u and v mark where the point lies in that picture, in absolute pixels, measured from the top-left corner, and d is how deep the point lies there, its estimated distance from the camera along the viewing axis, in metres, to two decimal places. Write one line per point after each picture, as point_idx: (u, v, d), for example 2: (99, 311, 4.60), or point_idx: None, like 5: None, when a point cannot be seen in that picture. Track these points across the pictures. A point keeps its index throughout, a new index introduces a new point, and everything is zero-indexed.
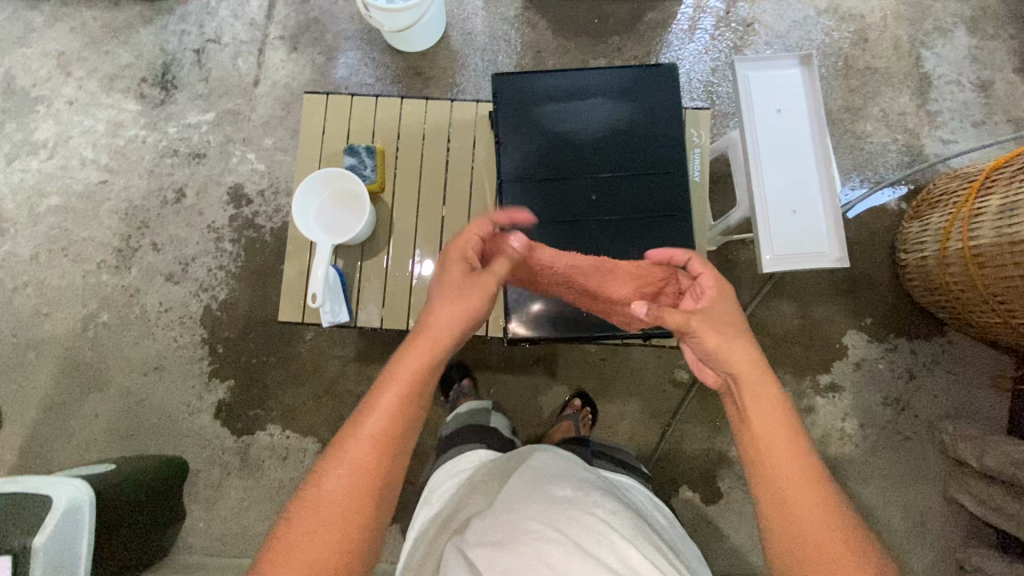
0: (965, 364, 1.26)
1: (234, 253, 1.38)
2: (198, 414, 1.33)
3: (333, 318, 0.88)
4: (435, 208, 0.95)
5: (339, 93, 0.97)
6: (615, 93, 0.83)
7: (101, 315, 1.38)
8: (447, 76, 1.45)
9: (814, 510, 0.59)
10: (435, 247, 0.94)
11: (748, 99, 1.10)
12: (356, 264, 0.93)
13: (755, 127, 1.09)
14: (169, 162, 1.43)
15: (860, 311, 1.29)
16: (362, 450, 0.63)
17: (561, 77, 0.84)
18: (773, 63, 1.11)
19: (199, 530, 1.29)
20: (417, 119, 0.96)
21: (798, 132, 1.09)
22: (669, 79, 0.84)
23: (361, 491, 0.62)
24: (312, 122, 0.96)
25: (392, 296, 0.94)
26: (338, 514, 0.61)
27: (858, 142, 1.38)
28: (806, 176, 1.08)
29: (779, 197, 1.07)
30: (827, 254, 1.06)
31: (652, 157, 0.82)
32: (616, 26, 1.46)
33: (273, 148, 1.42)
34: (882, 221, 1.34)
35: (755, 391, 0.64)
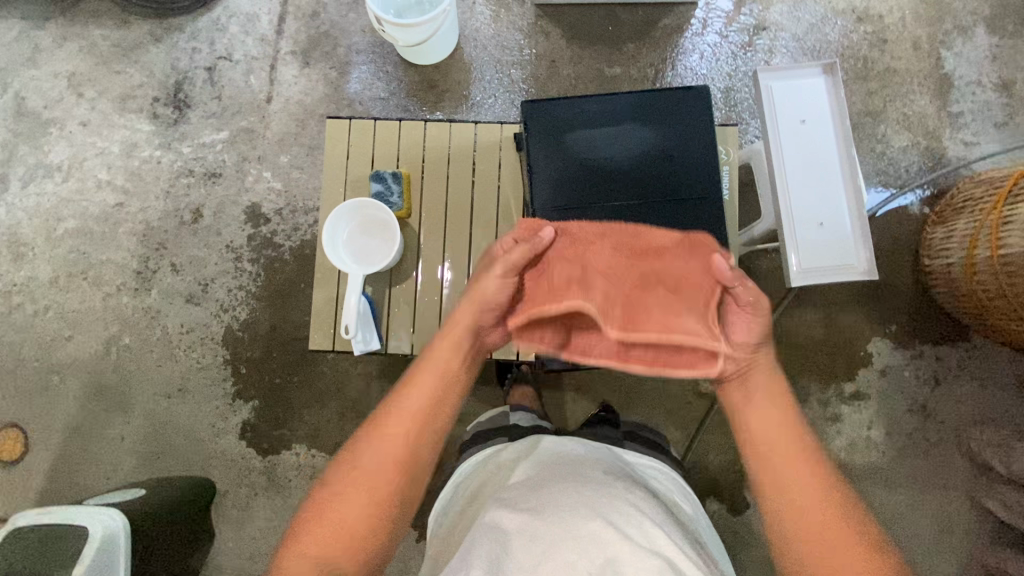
0: (991, 369, 1.25)
1: (254, 273, 1.38)
2: (223, 435, 1.34)
3: (365, 346, 0.88)
4: (462, 233, 0.95)
5: (362, 118, 0.96)
6: (643, 117, 0.83)
7: (123, 338, 1.38)
8: (461, 89, 1.44)
9: (808, 488, 0.63)
10: (463, 272, 0.94)
11: (771, 110, 1.09)
12: (385, 290, 0.93)
13: (780, 139, 1.08)
14: (185, 183, 1.42)
15: (884, 318, 1.29)
16: (397, 426, 0.67)
17: (587, 102, 0.83)
18: (796, 73, 1.10)
19: (228, 550, 1.30)
20: (442, 142, 0.96)
21: (823, 143, 1.08)
22: (695, 101, 0.83)
23: (394, 460, 0.66)
24: (336, 148, 0.95)
25: (421, 322, 0.93)
26: (367, 474, 0.66)
27: (878, 146, 1.37)
28: (832, 189, 1.07)
29: (806, 210, 1.06)
30: (854, 266, 1.05)
31: (683, 181, 0.82)
32: (631, 33, 1.44)
33: (289, 166, 1.41)
34: (905, 226, 1.33)
35: (793, 463, 0.64)
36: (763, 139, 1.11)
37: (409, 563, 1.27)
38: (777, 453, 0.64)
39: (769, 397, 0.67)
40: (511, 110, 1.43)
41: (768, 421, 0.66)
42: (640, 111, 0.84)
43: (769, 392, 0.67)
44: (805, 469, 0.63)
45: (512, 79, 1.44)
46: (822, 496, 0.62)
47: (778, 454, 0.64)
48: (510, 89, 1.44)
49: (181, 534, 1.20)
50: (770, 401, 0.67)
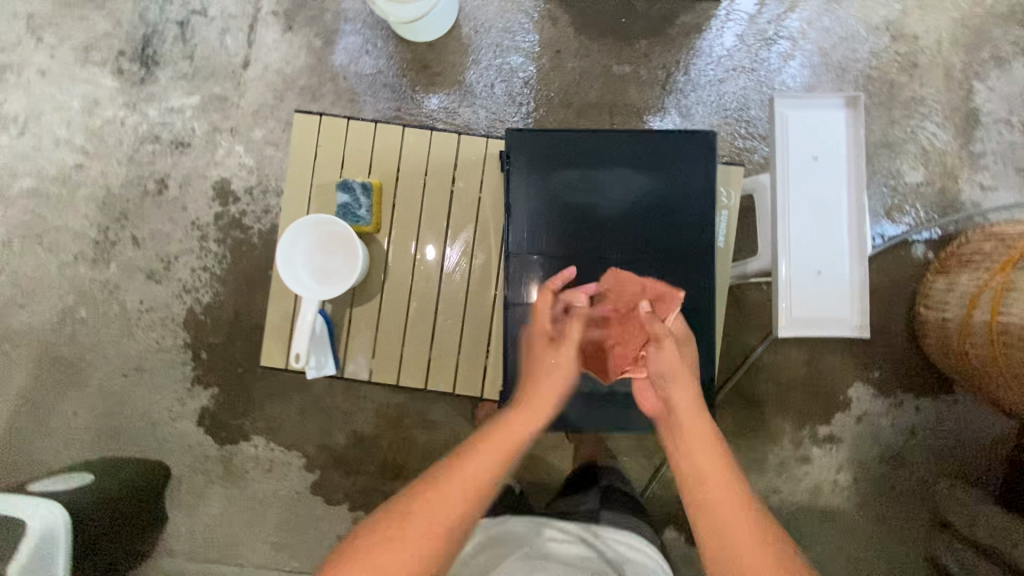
0: (967, 425, 1.23)
1: (219, 255, 1.30)
2: (181, 420, 1.30)
3: (318, 372, 0.83)
4: (432, 254, 0.89)
5: (333, 115, 0.88)
6: (634, 158, 0.83)
7: (79, 310, 1.31)
8: (456, 73, 1.32)
9: (745, 526, 0.61)
10: (427, 297, 0.89)
11: (783, 140, 1.01)
12: (345, 310, 0.88)
13: (789, 176, 1.00)
14: (149, 149, 1.32)
15: (869, 362, 1.25)
16: (451, 484, 0.64)
17: (580, 138, 0.83)
18: (818, 103, 1.01)
19: (180, 534, 1.29)
20: (420, 153, 0.88)
21: (834, 186, 1.00)
22: (692, 145, 0.83)
23: (442, 517, 0.61)
24: (302, 146, 0.87)
25: (381, 347, 0.88)
26: (422, 519, 0.61)
27: (891, 181, 1.29)
28: (836, 236, 1.00)
29: (805, 256, 1.00)
30: (847, 323, 0.99)
31: (670, 233, 0.82)
32: (645, 29, 1.32)
33: (263, 142, 1.31)
34: (907, 268, 1.26)
35: (729, 501, 0.63)
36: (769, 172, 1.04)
37: None
38: (713, 491, 0.64)
39: (703, 437, 0.69)
40: (507, 103, 1.31)
41: (704, 461, 0.67)
42: (635, 155, 0.83)
43: (701, 429, 0.70)
44: (740, 507, 0.63)
45: (512, 69, 1.32)
46: (757, 535, 0.61)
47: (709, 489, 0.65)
48: (508, 79, 1.32)
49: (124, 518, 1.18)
50: (703, 440, 0.69)
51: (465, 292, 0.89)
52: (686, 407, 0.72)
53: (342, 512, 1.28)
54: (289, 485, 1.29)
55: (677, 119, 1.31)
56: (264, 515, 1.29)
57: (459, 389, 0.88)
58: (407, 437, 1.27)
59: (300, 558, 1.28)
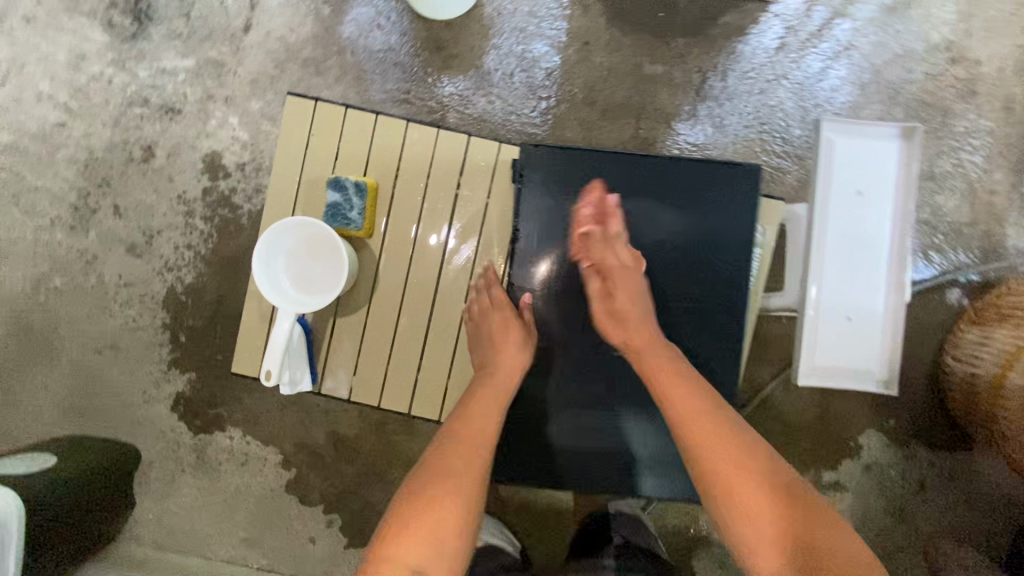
0: (981, 485, 1.15)
1: (205, 234, 1.22)
2: (154, 404, 1.23)
3: (295, 385, 0.86)
4: (418, 267, 0.91)
5: (329, 111, 0.93)
6: (665, 191, 0.89)
7: (53, 279, 1.23)
8: (473, 58, 1.21)
9: (739, 471, 0.73)
10: (404, 310, 0.92)
11: (827, 171, 0.93)
12: (328, 321, 0.91)
13: (826, 209, 0.93)
14: (137, 112, 1.22)
15: (885, 410, 1.17)
16: (463, 457, 0.75)
17: (616, 165, 0.89)
18: (872, 128, 0.92)
19: (149, 520, 1.24)
20: (414, 154, 0.92)
21: (875, 227, 0.92)
22: (727, 178, 0.88)
23: (466, 482, 0.73)
24: (296, 137, 0.92)
25: (361, 364, 0.92)
26: (446, 494, 0.72)
27: (932, 217, 1.19)
28: (872, 279, 0.92)
29: (835, 299, 0.92)
30: (872, 375, 0.92)
31: (695, 268, 0.89)
32: (683, 26, 1.21)
33: (259, 115, 1.21)
34: (938, 314, 1.17)
35: (715, 438, 0.75)
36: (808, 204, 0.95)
37: (334, 567, 1.22)
38: (701, 433, 0.76)
39: (681, 385, 0.79)
40: (526, 96, 1.21)
41: (687, 409, 0.77)
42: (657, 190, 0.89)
43: (680, 379, 0.79)
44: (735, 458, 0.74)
45: (534, 59, 1.21)
46: (753, 479, 0.72)
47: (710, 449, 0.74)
48: (529, 70, 1.21)
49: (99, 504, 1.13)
50: (683, 389, 0.78)
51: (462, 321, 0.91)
52: (655, 357, 0.82)
53: (316, 514, 1.22)
54: (263, 481, 1.23)
55: (709, 130, 1.20)
56: (235, 509, 1.23)
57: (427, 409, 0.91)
58: (391, 443, 1.21)
59: (269, 556, 1.23)
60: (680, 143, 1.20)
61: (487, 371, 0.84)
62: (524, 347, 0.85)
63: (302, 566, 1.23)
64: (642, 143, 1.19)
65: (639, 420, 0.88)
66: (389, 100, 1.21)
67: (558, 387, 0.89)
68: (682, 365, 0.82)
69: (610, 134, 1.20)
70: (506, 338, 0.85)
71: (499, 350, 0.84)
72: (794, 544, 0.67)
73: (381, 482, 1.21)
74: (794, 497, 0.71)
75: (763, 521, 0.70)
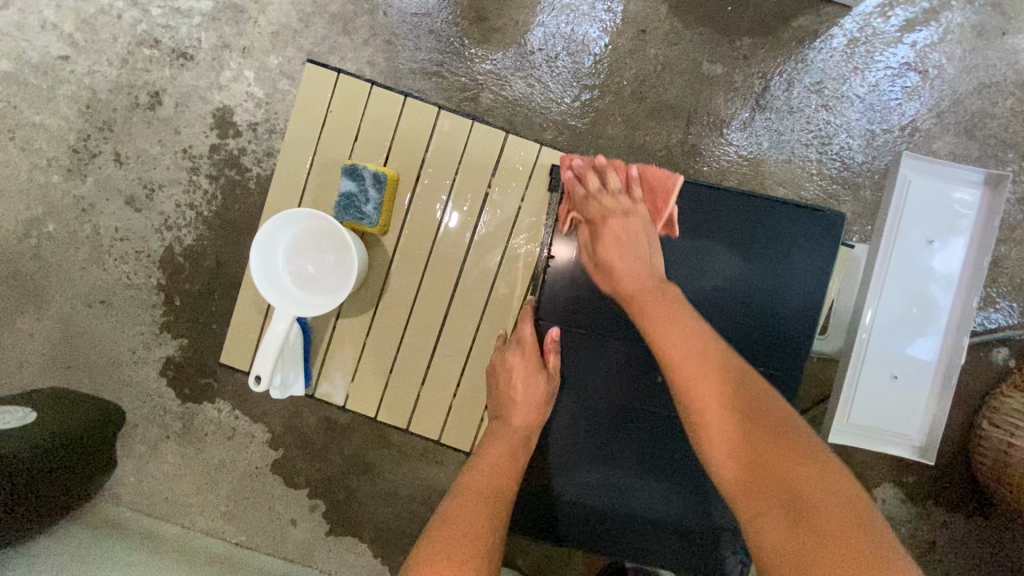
0: (993, 553, 1.08)
1: (209, 194, 1.14)
2: (142, 365, 1.17)
3: (291, 386, 0.84)
4: (430, 272, 0.89)
5: (348, 88, 0.89)
6: (727, 225, 0.80)
7: (46, 224, 1.16)
8: (515, 34, 1.10)
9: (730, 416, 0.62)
10: (406, 314, 0.89)
11: (894, 220, 0.94)
12: (331, 319, 0.89)
13: (891, 254, 0.93)
14: (146, 54, 1.13)
15: (906, 465, 1.09)
16: (474, 507, 0.68)
17: (679, 197, 0.81)
18: (948, 174, 0.93)
19: (127, 484, 1.18)
20: (436, 145, 0.89)
21: (940, 282, 0.94)
22: (793, 227, 0.80)
23: (480, 530, 0.65)
24: (311, 112, 0.89)
25: (359, 369, 0.90)
26: (466, 555, 0.61)
27: (991, 267, 1.09)
28: (925, 337, 0.94)
29: (883, 353, 0.94)
30: (910, 437, 0.95)
31: (747, 314, 0.79)
32: (751, 24, 1.09)
33: (277, 72, 1.12)
34: (978, 371, 1.09)
35: (706, 386, 0.64)
36: (869, 248, 0.96)
37: (312, 553, 1.17)
38: (693, 378, 0.65)
39: (675, 325, 0.68)
40: (569, 83, 1.10)
41: (676, 355, 0.66)
42: (722, 224, 0.80)
43: (674, 316, 0.69)
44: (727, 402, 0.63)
45: (582, 43, 1.10)
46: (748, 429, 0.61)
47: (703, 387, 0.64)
48: (576, 55, 1.10)
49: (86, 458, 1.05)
50: (678, 331, 0.67)
51: (474, 338, 0.89)
52: (649, 298, 0.71)
53: (299, 497, 1.17)
54: (248, 458, 1.18)
55: (764, 143, 1.09)
56: (217, 482, 1.18)
57: (425, 420, 0.90)
58: (384, 436, 1.16)
59: (247, 533, 1.17)
60: (731, 153, 1.09)
61: (497, 424, 0.79)
62: (545, 410, 0.79)
63: (280, 549, 1.17)
64: (688, 150, 1.09)
65: (652, 472, 0.79)
66: (419, 71, 1.10)
67: (570, 427, 0.80)
68: (682, 307, 0.70)
69: (656, 135, 1.09)
70: (513, 373, 0.79)
71: (511, 382, 0.79)
72: (776, 496, 0.56)
73: (368, 473, 1.16)
74: (791, 447, 0.59)
75: (752, 470, 0.59)
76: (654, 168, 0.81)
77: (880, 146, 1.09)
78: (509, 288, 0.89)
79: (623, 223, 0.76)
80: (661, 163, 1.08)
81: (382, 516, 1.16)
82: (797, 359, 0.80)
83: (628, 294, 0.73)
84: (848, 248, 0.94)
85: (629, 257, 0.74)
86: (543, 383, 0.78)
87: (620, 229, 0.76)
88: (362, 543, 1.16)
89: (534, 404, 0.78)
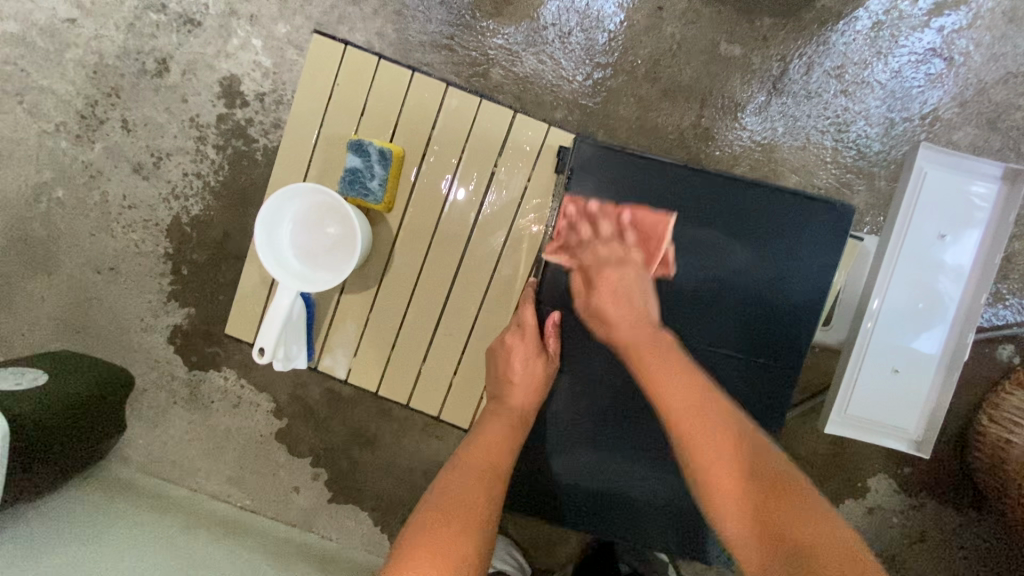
0: (982, 545, 1.10)
1: (216, 163, 1.14)
2: (151, 332, 1.19)
3: (295, 362, 0.85)
4: (433, 251, 0.89)
5: (355, 59, 0.87)
6: (735, 214, 0.79)
7: (55, 189, 1.16)
8: (528, 8, 1.07)
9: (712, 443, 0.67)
10: (409, 292, 0.90)
11: (909, 210, 0.92)
12: (333, 296, 0.90)
13: (902, 247, 0.92)
14: (153, 20, 1.12)
15: (902, 456, 1.10)
16: (469, 482, 0.69)
17: (689, 184, 0.79)
18: (965, 165, 0.91)
19: (137, 447, 1.21)
20: (443, 122, 0.88)
21: (949, 277, 0.92)
22: (803, 218, 0.79)
23: (475, 504, 0.67)
24: (316, 83, 0.88)
25: (362, 346, 0.91)
26: (457, 528, 0.63)
27: (1003, 263, 1.07)
28: (929, 334, 0.93)
29: (885, 347, 0.94)
30: (908, 430, 0.95)
31: (749, 303, 0.79)
32: (772, 3, 1.05)
33: (285, 40, 1.11)
34: (981, 367, 1.08)
35: (697, 420, 0.68)
36: (879, 239, 0.94)
37: (314, 519, 1.20)
38: (681, 407, 0.69)
39: (665, 367, 0.72)
40: (582, 60, 1.07)
41: (673, 393, 0.70)
42: (730, 212, 0.79)
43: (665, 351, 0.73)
44: (713, 434, 0.67)
45: (597, 19, 1.07)
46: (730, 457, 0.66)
47: (688, 417, 0.68)
48: (590, 31, 1.07)
49: (95, 419, 1.06)
50: (670, 369, 0.71)
51: (475, 319, 0.90)
52: (650, 350, 0.73)
53: (303, 465, 1.20)
54: (253, 426, 1.20)
55: (779, 129, 1.07)
56: (223, 448, 1.21)
57: (425, 397, 0.91)
58: (386, 409, 1.18)
59: (252, 497, 1.21)
60: (744, 138, 1.07)
61: (495, 404, 0.80)
62: (541, 391, 0.80)
63: (283, 514, 1.20)
64: (701, 133, 1.07)
65: (647, 457, 0.80)
66: (429, 44, 1.08)
67: (568, 410, 0.81)
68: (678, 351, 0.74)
69: (669, 117, 1.07)
70: (512, 352, 0.81)
71: (510, 361, 0.81)
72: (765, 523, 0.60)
73: (370, 445, 1.19)
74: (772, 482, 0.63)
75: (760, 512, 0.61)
76: (645, 210, 0.79)
77: (899, 135, 1.07)
78: (511, 270, 0.89)
79: (620, 275, 0.77)
80: (671, 147, 1.07)
81: (383, 487, 1.19)
82: (796, 350, 0.80)
83: (622, 338, 0.75)
84: (856, 239, 0.93)
85: (620, 306, 0.75)
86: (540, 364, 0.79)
87: (617, 284, 0.77)
88: (363, 512, 1.19)
89: (530, 382, 0.79)
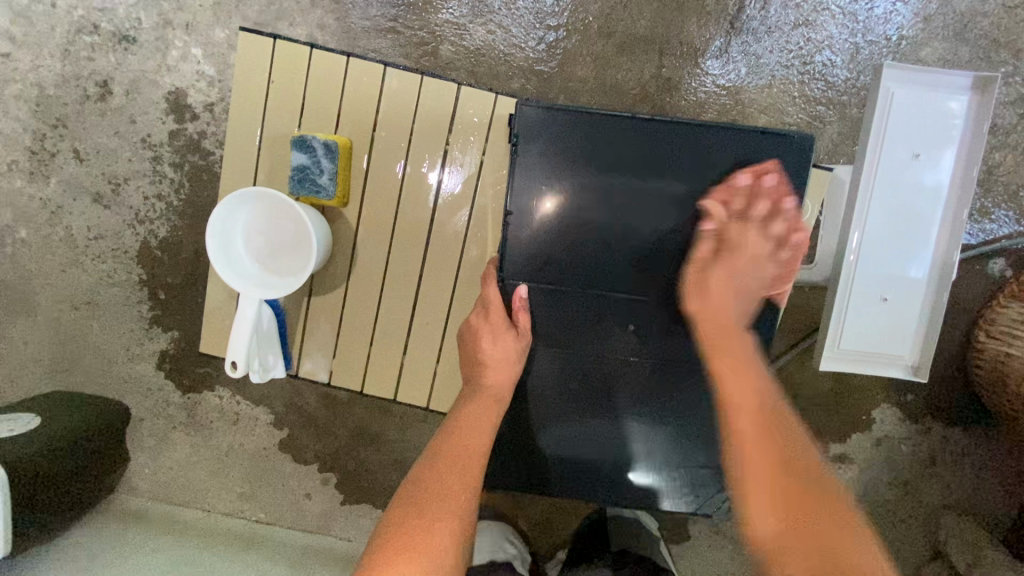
0: (992, 461, 1.10)
1: (176, 182, 1.11)
2: (138, 361, 1.18)
3: (272, 372, 0.84)
4: (395, 240, 0.87)
5: (288, 56, 0.85)
6: (692, 160, 0.77)
7: (18, 230, 1.14)
8: None
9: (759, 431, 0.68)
10: (379, 285, 0.88)
11: (877, 132, 0.89)
12: (304, 301, 0.89)
13: (874, 172, 0.90)
14: (87, 42, 1.09)
15: (903, 384, 1.10)
16: (448, 469, 0.68)
17: (644, 136, 0.77)
18: (929, 78, 0.88)
19: (143, 475, 1.21)
20: (390, 106, 0.85)
21: (926, 196, 0.90)
22: (760, 155, 0.77)
23: (454, 493, 0.66)
24: (253, 85, 0.85)
25: (340, 347, 0.90)
26: (435, 520, 0.62)
27: (985, 176, 1.05)
28: (913, 254, 0.92)
29: (870, 275, 0.92)
30: (899, 358, 0.95)
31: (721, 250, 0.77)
32: None
33: (225, 45, 1.07)
34: (972, 285, 1.07)
35: (749, 410, 0.70)
36: (851, 169, 0.92)
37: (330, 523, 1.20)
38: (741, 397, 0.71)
39: (737, 363, 0.73)
40: (532, 25, 1.04)
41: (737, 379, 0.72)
42: (688, 160, 0.78)
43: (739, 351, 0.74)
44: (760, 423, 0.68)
45: None
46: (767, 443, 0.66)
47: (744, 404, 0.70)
48: None
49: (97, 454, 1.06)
50: (743, 369, 0.72)
51: (450, 304, 0.88)
52: (733, 339, 0.74)
53: (310, 472, 1.20)
54: (255, 441, 1.20)
55: (743, 70, 1.04)
56: (230, 465, 1.20)
57: (411, 388, 0.90)
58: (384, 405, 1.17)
59: (265, 510, 1.21)
60: (708, 84, 1.04)
61: (474, 385, 0.78)
62: (517, 366, 0.78)
63: (298, 522, 1.20)
64: (663, 84, 1.04)
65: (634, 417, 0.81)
66: (373, 29, 1.04)
67: (551, 377, 0.81)
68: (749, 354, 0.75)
69: (628, 72, 1.04)
70: (480, 335, 0.78)
71: (478, 344, 0.78)
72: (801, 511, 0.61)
73: (374, 443, 1.19)
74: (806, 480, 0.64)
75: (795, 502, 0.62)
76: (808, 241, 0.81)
77: (865, 60, 1.03)
78: (480, 250, 0.87)
79: (746, 272, 0.78)
80: (635, 102, 1.04)
81: (393, 482, 1.19)
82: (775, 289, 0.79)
83: (717, 323, 0.74)
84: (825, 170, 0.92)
85: (729, 299, 0.76)
86: (511, 341, 0.77)
87: (741, 272, 0.77)
88: (377, 509, 1.20)
89: (503, 360, 0.77)
